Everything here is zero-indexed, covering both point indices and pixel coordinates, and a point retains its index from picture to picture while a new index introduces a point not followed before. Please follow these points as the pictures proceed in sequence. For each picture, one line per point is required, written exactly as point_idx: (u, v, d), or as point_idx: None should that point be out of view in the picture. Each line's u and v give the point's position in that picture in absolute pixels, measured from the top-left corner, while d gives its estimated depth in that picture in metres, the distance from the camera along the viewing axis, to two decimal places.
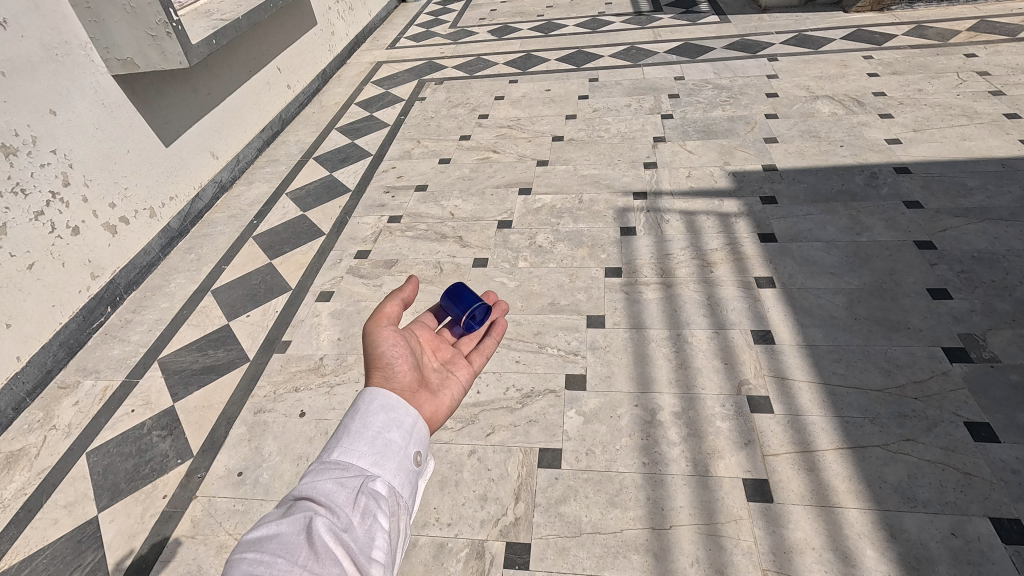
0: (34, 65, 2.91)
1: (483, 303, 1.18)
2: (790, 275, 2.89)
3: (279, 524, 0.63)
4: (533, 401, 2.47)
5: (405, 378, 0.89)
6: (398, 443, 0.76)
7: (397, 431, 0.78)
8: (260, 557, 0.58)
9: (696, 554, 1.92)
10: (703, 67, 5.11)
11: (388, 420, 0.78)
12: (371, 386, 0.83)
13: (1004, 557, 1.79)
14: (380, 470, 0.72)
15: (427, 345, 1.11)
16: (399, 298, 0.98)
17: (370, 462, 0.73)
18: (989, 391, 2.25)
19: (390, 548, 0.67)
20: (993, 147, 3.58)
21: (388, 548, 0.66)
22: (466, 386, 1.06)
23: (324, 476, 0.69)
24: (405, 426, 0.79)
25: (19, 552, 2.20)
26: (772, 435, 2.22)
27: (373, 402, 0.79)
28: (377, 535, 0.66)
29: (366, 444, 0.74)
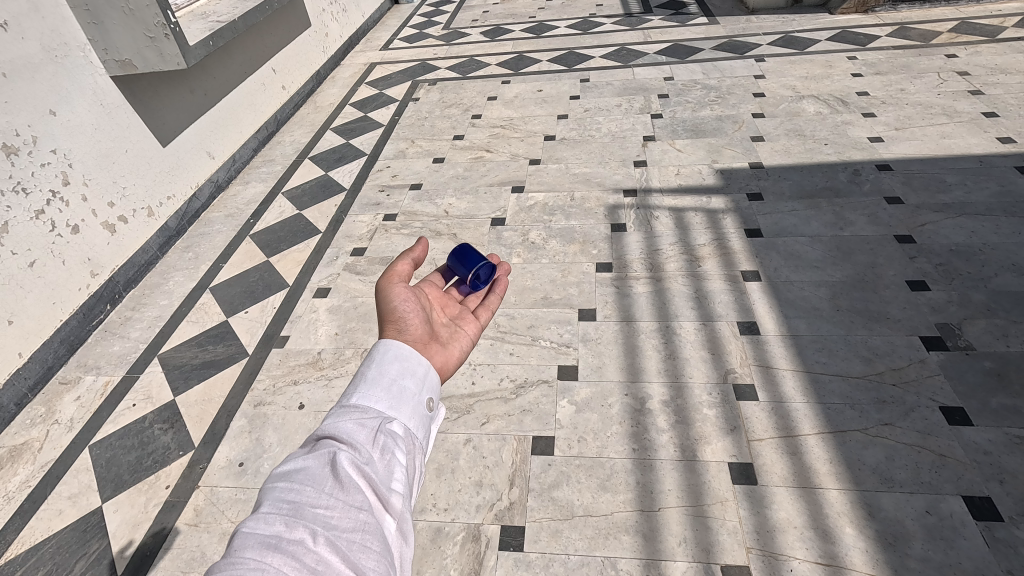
0: (34, 67, 2.96)
1: (487, 263, 1.25)
2: (775, 269, 2.99)
3: (306, 458, 0.68)
4: (526, 392, 2.55)
5: (415, 332, 0.93)
6: (412, 388, 0.79)
7: (411, 378, 0.81)
8: (291, 487, 0.64)
9: (684, 534, 2.00)
10: (692, 68, 5.21)
11: (403, 368, 0.81)
12: (383, 339, 0.86)
13: (975, 533, 1.89)
14: (396, 412, 0.76)
15: (436, 302, 1.13)
16: (408, 258, 1.03)
17: (388, 404, 0.76)
18: (964, 377, 2.35)
19: (408, 482, 0.71)
20: (972, 144, 3.69)
21: (407, 481, 0.70)
22: (475, 337, 1.09)
23: (345, 416, 0.73)
24: (418, 374, 0.82)
25: (25, 542, 2.25)
26: (756, 421, 2.31)
27: (387, 352, 0.81)
28: (396, 469, 0.70)
29: (382, 390, 0.77)
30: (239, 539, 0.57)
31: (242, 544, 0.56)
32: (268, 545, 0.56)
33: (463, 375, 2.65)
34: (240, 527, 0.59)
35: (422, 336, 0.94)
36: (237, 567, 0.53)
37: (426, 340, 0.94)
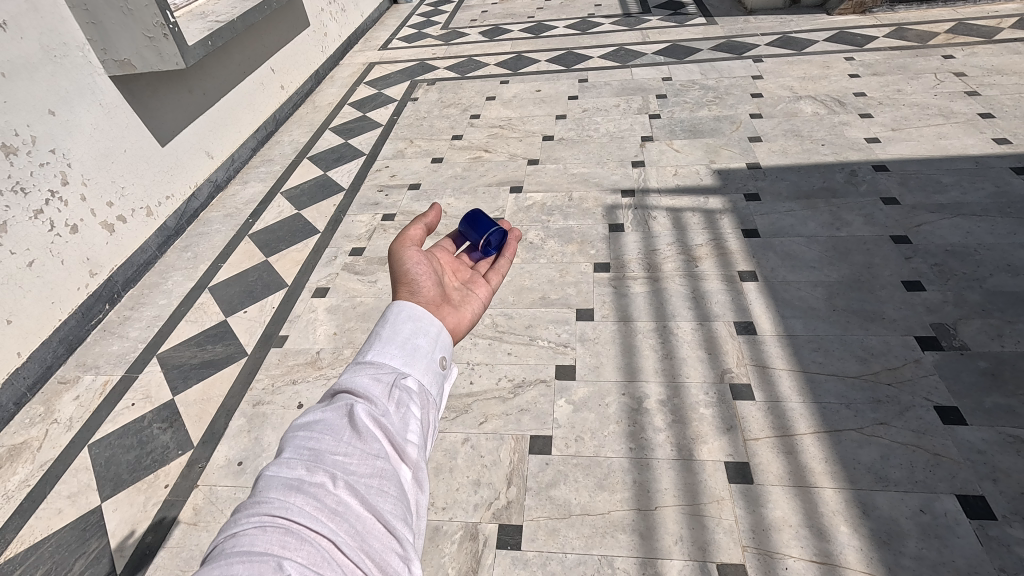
0: (33, 67, 2.96)
1: (499, 229, 1.18)
2: (772, 269, 3.00)
3: (322, 410, 0.63)
4: (524, 391, 2.56)
5: (429, 293, 0.85)
6: (426, 347, 0.73)
7: (423, 336, 0.74)
8: (309, 433, 0.60)
9: (680, 533, 2.01)
10: (690, 68, 5.22)
11: (416, 326, 0.74)
12: (396, 300, 0.79)
13: (969, 532, 1.90)
14: (411, 368, 0.70)
15: (448, 266, 1.03)
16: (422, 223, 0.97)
17: (404, 358, 0.70)
18: (958, 377, 2.37)
19: (423, 434, 0.66)
20: (968, 145, 3.71)
21: (422, 434, 0.65)
22: (488, 299, 0.99)
23: (360, 371, 0.68)
24: (430, 335, 0.75)
25: (24, 541, 2.26)
26: (753, 421, 2.32)
27: (400, 312, 0.75)
28: (412, 421, 0.65)
29: (397, 346, 0.71)
30: (261, 483, 0.55)
31: (264, 488, 0.54)
32: (289, 488, 0.54)
33: (462, 374, 2.66)
34: (263, 472, 0.56)
35: (435, 296, 0.85)
36: (261, 511, 0.51)
37: (440, 299, 0.85)
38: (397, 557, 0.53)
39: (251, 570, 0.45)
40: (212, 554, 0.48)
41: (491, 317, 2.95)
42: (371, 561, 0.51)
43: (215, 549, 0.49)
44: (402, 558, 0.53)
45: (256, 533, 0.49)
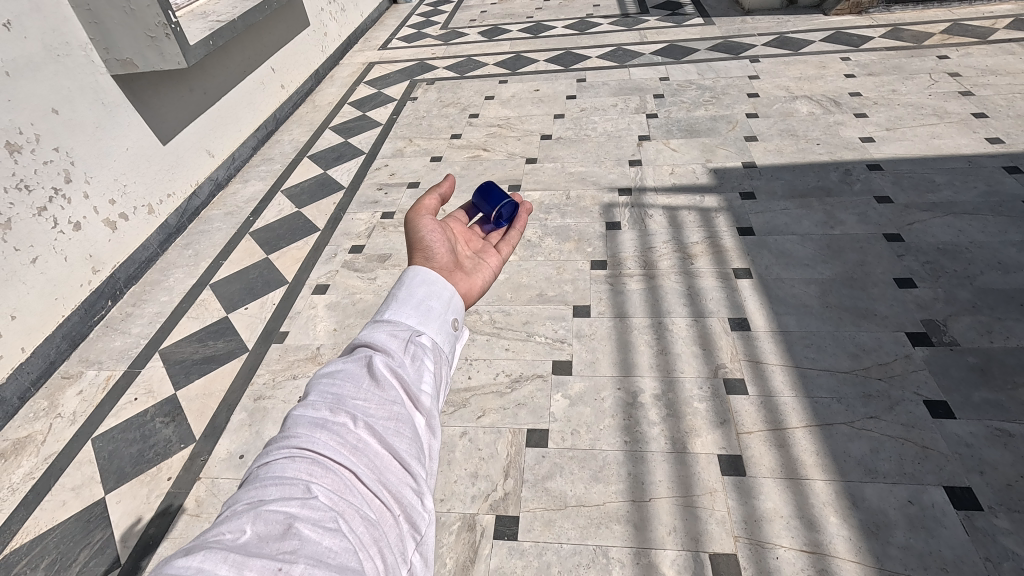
0: (36, 66, 3.00)
1: (511, 202, 1.18)
2: (766, 266, 3.04)
3: (344, 361, 0.68)
4: (521, 386, 2.60)
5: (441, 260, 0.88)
6: (438, 310, 0.77)
7: (437, 301, 0.78)
8: (333, 380, 0.65)
9: (674, 524, 2.05)
10: (688, 68, 5.26)
11: (429, 291, 0.79)
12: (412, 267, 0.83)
13: (955, 522, 1.94)
14: (425, 328, 0.75)
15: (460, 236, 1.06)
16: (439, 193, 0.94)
17: (418, 319, 0.75)
18: (948, 372, 2.41)
19: (435, 386, 0.71)
20: (961, 145, 3.75)
21: (435, 387, 0.70)
22: (499, 268, 1.02)
23: (378, 328, 0.72)
24: (443, 300, 0.79)
25: (29, 532, 2.29)
26: (746, 414, 2.36)
27: (415, 277, 0.79)
28: (425, 375, 0.70)
29: (412, 308, 0.76)
30: (291, 420, 0.61)
31: (293, 424, 0.60)
32: (316, 424, 0.60)
33: (460, 369, 2.70)
34: (291, 413, 0.62)
35: (448, 261, 0.89)
36: (291, 442, 0.58)
37: (452, 265, 0.89)
38: (410, 490, 0.60)
39: (283, 492, 0.52)
40: (251, 477, 0.56)
41: (489, 313, 2.98)
42: (388, 493, 0.58)
43: (252, 473, 0.56)
44: (415, 492, 0.60)
45: (287, 461, 0.56)
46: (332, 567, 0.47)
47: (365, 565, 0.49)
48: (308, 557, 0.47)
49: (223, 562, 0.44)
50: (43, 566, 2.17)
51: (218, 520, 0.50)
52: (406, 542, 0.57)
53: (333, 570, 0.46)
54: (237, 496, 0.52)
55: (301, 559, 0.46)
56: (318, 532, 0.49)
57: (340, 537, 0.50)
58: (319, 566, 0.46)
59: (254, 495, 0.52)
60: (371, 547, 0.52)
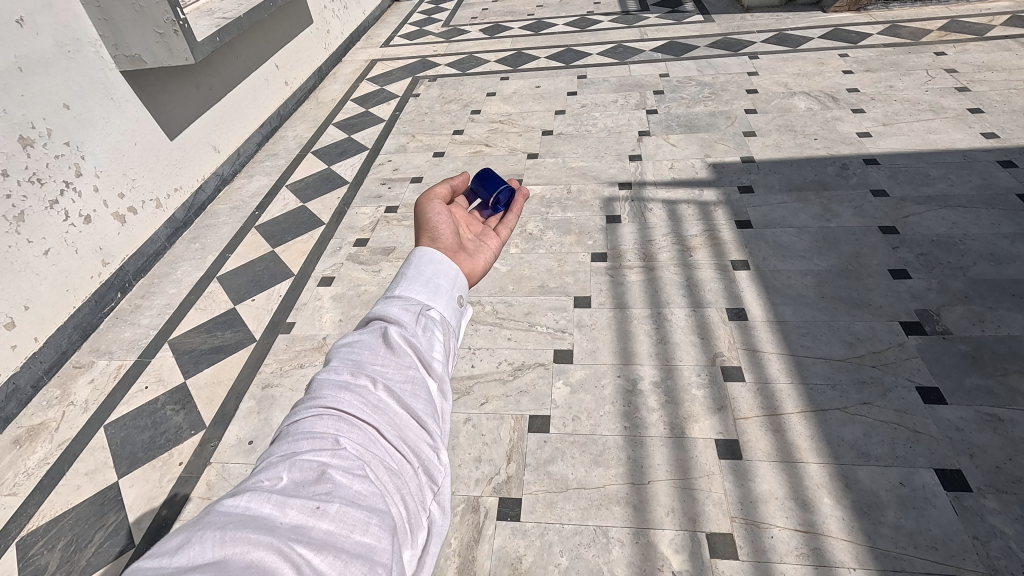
0: (49, 62, 3.06)
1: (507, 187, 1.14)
2: (763, 258, 3.10)
3: (360, 331, 0.67)
4: (523, 374, 2.66)
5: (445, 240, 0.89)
6: (446, 287, 0.76)
7: (444, 278, 0.77)
8: (351, 347, 0.65)
9: (672, 505, 2.11)
10: (687, 65, 5.31)
11: (437, 269, 0.77)
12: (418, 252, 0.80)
13: (945, 503, 2.00)
14: (434, 303, 0.73)
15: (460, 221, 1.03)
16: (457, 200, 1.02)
17: (428, 294, 0.73)
18: (940, 359, 2.47)
19: (445, 354, 0.70)
20: (957, 139, 3.81)
21: (445, 354, 0.70)
22: (500, 250, 1.00)
23: (390, 302, 0.71)
24: (449, 278, 0.77)
25: (45, 515, 2.36)
26: (743, 401, 2.42)
27: (423, 256, 0.78)
28: (435, 344, 0.69)
29: (421, 284, 0.74)
30: (314, 383, 0.61)
31: (317, 386, 0.60)
32: (339, 386, 0.59)
33: (464, 358, 2.77)
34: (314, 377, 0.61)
35: (452, 241, 0.89)
36: (316, 402, 0.57)
37: (455, 244, 0.89)
38: (427, 447, 0.60)
39: (313, 445, 0.53)
40: (280, 434, 0.56)
41: (491, 304, 3.05)
42: (408, 449, 0.59)
43: (281, 431, 0.56)
44: (432, 448, 0.61)
45: (315, 418, 0.56)
46: (364, 507, 0.49)
47: (391, 509, 0.51)
48: (342, 498, 0.48)
49: (267, 503, 0.46)
50: (60, 547, 2.24)
51: (253, 471, 0.51)
52: (424, 491, 0.58)
53: (364, 510, 0.48)
54: (271, 449, 0.53)
55: (335, 499, 0.48)
56: (349, 478, 0.50)
57: (368, 484, 0.51)
58: (353, 505, 0.48)
59: (285, 449, 0.52)
60: (394, 495, 0.53)
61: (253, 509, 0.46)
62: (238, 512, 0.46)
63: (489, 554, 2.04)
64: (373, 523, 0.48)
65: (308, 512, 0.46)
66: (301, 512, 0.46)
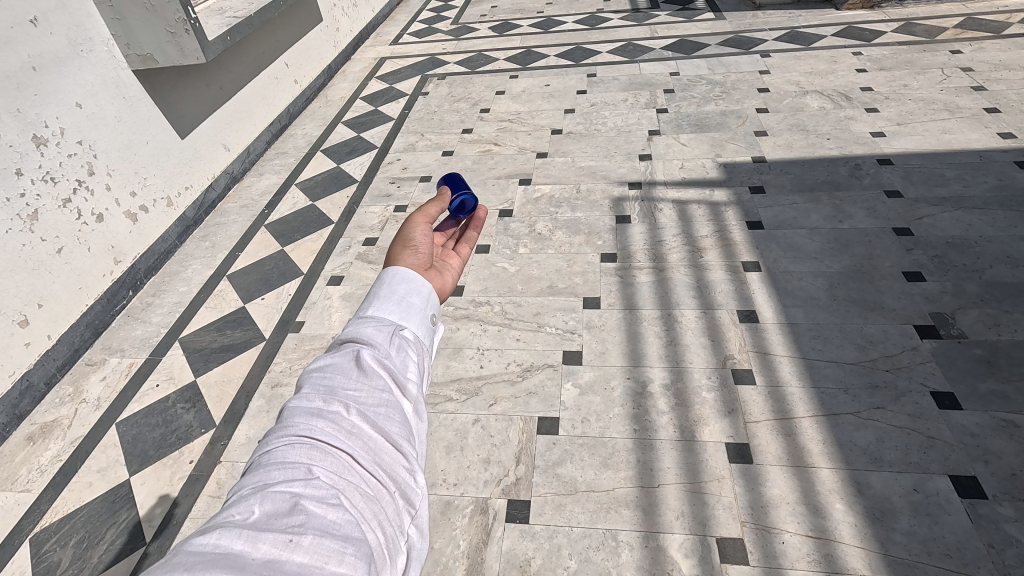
0: (62, 61, 3.09)
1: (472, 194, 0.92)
2: (774, 260, 3.07)
3: (331, 354, 0.63)
4: (532, 374, 2.66)
5: (418, 260, 0.74)
6: (419, 305, 0.69)
7: (417, 295, 0.69)
8: (322, 372, 0.61)
9: (681, 509, 2.10)
10: (698, 63, 5.27)
11: (410, 287, 0.69)
12: (389, 275, 0.70)
13: (958, 509, 1.98)
14: (407, 322, 0.67)
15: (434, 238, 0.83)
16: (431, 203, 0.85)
17: (399, 312, 0.67)
18: (954, 363, 2.44)
19: (422, 373, 0.66)
20: (972, 140, 3.75)
21: (421, 374, 0.65)
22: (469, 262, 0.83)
23: (362, 323, 0.66)
24: (422, 295, 0.70)
25: (58, 511, 2.38)
26: (752, 404, 2.41)
27: (394, 274, 0.70)
28: (410, 363, 0.64)
29: (393, 303, 0.68)
30: (286, 411, 0.57)
31: (289, 415, 0.56)
32: (311, 413, 0.56)
33: (472, 359, 2.77)
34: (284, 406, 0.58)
35: (426, 258, 0.75)
36: (288, 430, 0.54)
37: (429, 261, 0.75)
38: (404, 470, 0.57)
39: (285, 476, 0.49)
40: (251, 466, 0.53)
41: (500, 304, 3.05)
42: (383, 472, 0.55)
43: (253, 463, 0.53)
44: (409, 471, 0.57)
45: (287, 449, 0.52)
46: (338, 538, 0.45)
47: (368, 536, 0.48)
48: (316, 529, 0.45)
49: (237, 538, 0.42)
50: (72, 544, 2.26)
51: (225, 504, 0.47)
52: (403, 516, 0.54)
53: (339, 540, 0.44)
54: (243, 483, 0.50)
55: (309, 531, 0.44)
56: (323, 508, 0.47)
57: (343, 512, 0.48)
58: (327, 536, 0.44)
59: (256, 482, 0.49)
60: (371, 522, 0.50)
61: (224, 545, 0.42)
62: (208, 550, 0.41)
63: (498, 556, 2.04)
64: (348, 553, 0.44)
65: (281, 545, 0.42)
66: (274, 546, 0.42)
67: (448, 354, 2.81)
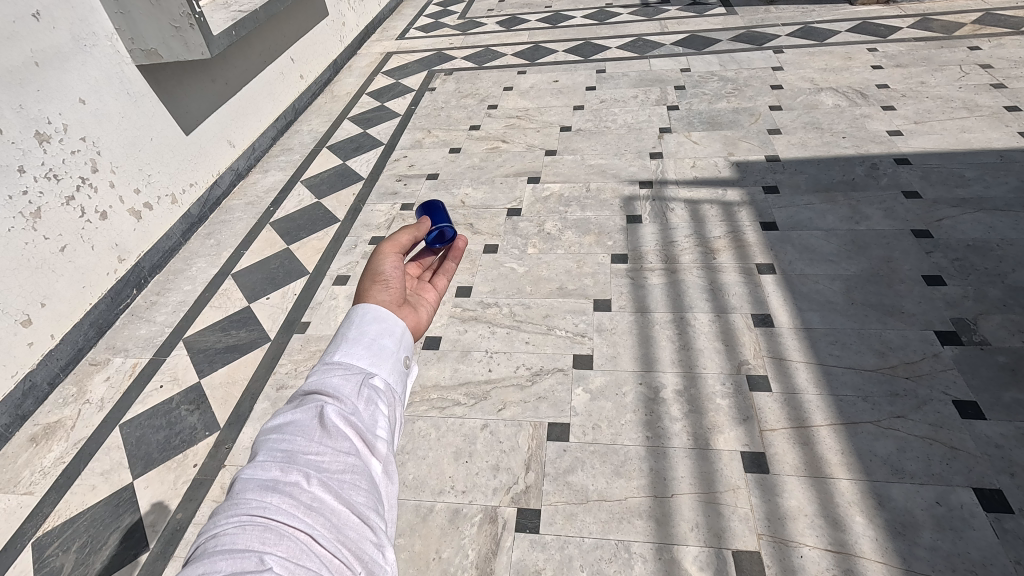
0: (65, 56, 3.04)
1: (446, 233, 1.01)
2: (790, 262, 3.00)
3: (294, 411, 0.64)
4: (542, 379, 2.60)
5: (390, 295, 0.79)
6: (391, 348, 0.72)
7: (389, 337, 0.73)
8: (282, 435, 0.62)
9: (696, 520, 2.05)
10: (709, 59, 5.18)
11: (381, 327, 0.73)
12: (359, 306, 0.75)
13: (984, 524, 1.92)
14: (378, 368, 0.70)
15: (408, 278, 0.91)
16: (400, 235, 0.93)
17: (366, 355, 0.70)
18: (977, 371, 2.37)
19: (391, 427, 0.68)
20: (992, 139, 3.66)
21: (391, 430, 0.68)
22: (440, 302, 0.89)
23: (329, 372, 0.68)
24: (395, 336, 0.74)
25: (61, 515, 2.35)
26: (769, 411, 2.34)
27: (365, 313, 0.74)
28: (379, 419, 0.67)
29: (362, 347, 0.71)
30: (239, 484, 0.57)
31: (243, 489, 0.56)
32: (267, 487, 0.56)
33: (481, 362, 2.71)
34: (239, 475, 0.58)
35: (398, 294, 0.80)
36: (240, 509, 0.54)
37: (401, 297, 0.80)
38: (371, 545, 0.57)
39: (233, 566, 0.47)
40: (197, 552, 0.51)
41: (508, 306, 2.99)
42: (348, 550, 0.55)
43: (197, 549, 0.51)
44: (375, 546, 0.57)
45: (236, 531, 0.51)
46: None
47: None
48: None
49: None
50: (74, 549, 2.23)
51: None
52: None
53: None
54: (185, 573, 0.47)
55: None
56: None
57: None
58: None
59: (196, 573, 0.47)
60: None
61: None
62: None
63: (508, 567, 1.99)
64: None
65: None
66: None
67: (456, 357, 2.76)
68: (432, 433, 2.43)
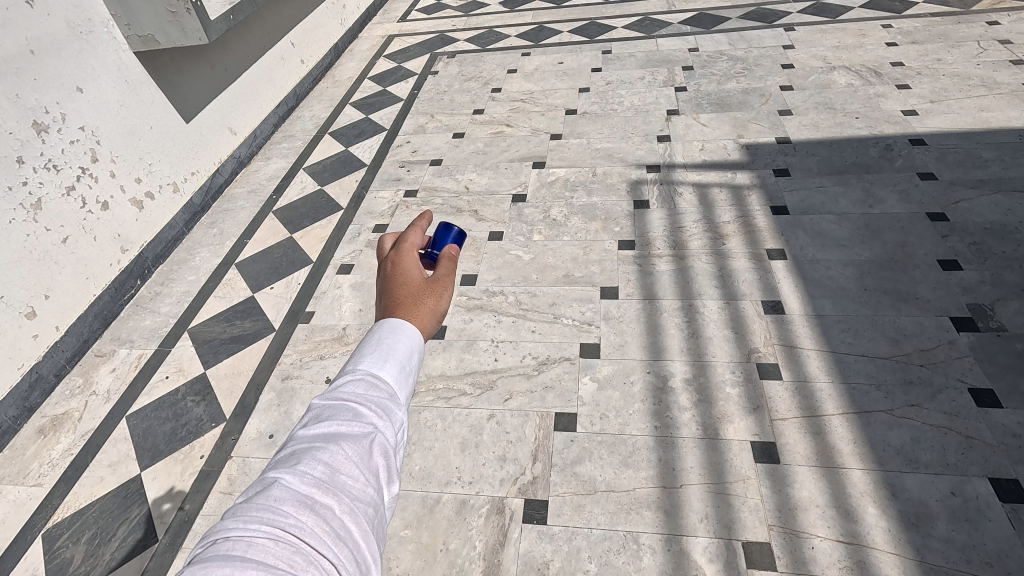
0: (60, 44, 2.98)
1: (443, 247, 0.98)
2: (801, 247, 2.94)
3: (331, 421, 0.61)
4: (548, 368, 2.57)
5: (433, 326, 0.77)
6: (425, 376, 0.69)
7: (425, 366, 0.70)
8: (318, 446, 0.58)
9: (706, 511, 2.02)
10: (718, 38, 5.05)
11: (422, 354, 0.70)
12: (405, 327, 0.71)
13: (1000, 515, 1.88)
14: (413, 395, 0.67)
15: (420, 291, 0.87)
16: (418, 228, 0.89)
17: (405, 380, 0.67)
18: (994, 359, 2.31)
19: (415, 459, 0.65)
20: (1012, 117, 3.55)
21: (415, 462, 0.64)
22: None
23: (370, 386, 0.65)
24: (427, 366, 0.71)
25: (70, 506, 2.36)
26: (780, 401, 2.30)
27: (410, 334, 0.71)
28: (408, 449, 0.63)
29: (402, 368, 0.67)
30: (270, 491, 0.53)
31: (273, 498, 0.52)
32: (300, 503, 0.52)
33: (486, 351, 2.69)
34: (270, 482, 0.54)
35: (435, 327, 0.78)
36: (270, 522, 0.50)
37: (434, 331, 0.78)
38: None
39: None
40: (215, 554, 0.46)
41: (514, 295, 2.95)
42: None
43: (215, 552, 0.46)
44: None
45: (265, 545, 0.47)
46: None
47: None
48: None
49: None
50: (84, 540, 2.24)
51: None
52: None
53: None
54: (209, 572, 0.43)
55: None
56: None
57: None
58: None
59: None
60: None
61: None
62: None
63: (516, 559, 1.98)
64: None
65: None
66: None
67: (462, 346, 2.73)
68: (438, 424, 2.42)
